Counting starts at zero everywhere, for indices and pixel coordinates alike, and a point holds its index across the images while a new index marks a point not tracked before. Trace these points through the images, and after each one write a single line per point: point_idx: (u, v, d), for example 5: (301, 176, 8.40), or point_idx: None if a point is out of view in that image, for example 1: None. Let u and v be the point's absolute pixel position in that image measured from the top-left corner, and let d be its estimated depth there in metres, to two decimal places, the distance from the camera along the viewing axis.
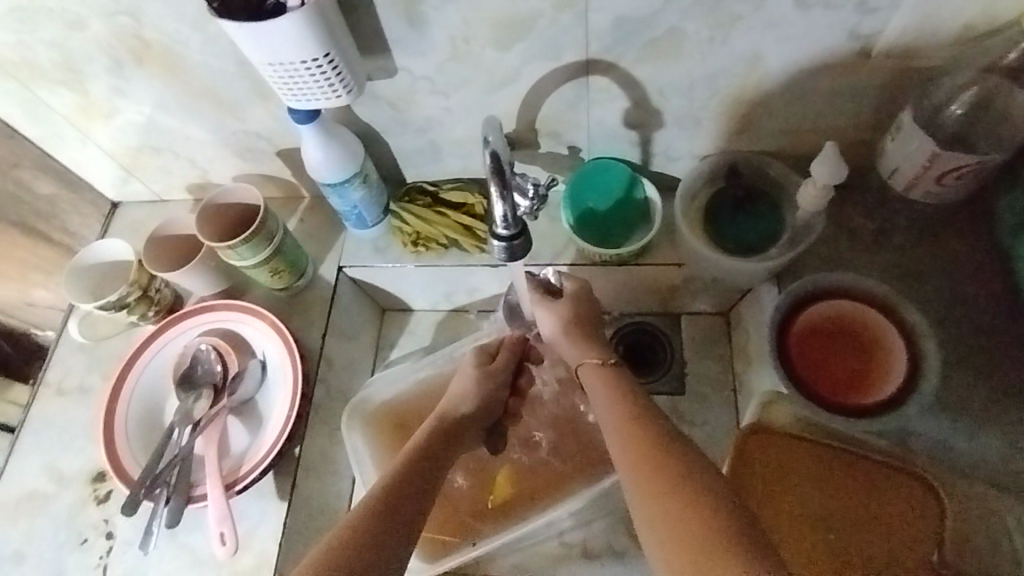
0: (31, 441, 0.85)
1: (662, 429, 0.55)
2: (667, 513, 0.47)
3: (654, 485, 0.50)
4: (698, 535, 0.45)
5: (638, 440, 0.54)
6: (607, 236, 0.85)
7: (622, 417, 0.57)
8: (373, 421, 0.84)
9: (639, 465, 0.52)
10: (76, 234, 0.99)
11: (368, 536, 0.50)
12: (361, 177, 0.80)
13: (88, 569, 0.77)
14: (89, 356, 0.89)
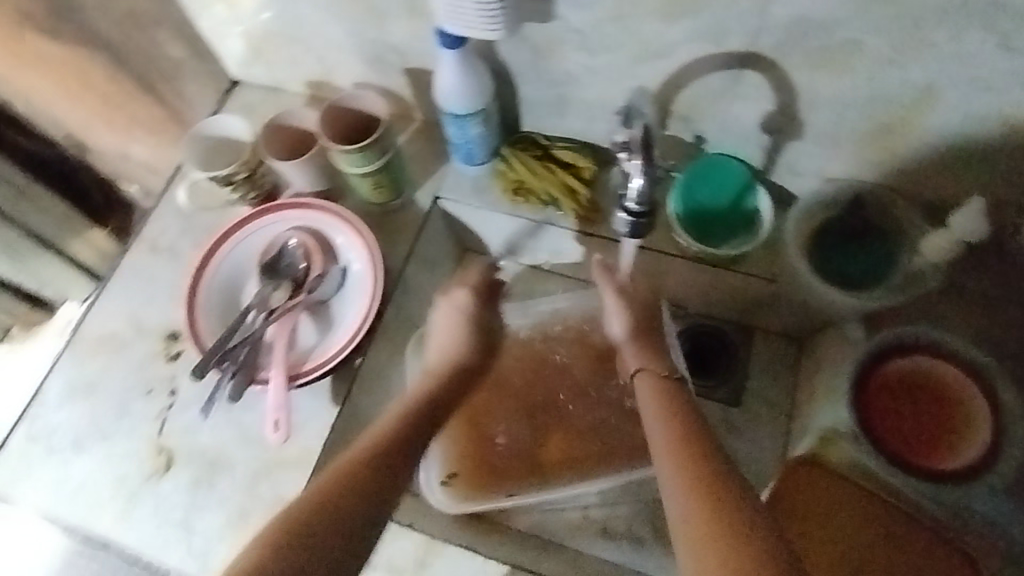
0: (120, 286, 0.89)
1: (698, 436, 0.59)
2: (698, 505, 0.51)
3: (694, 488, 0.53)
4: (724, 526, 0.49)
5: (684, 449, 0.57)
6: (706, 234, 0.83)
7: (672, 424, 0.61)
8: (429, 354, 0.85)
9: (682, 468, 0.55)
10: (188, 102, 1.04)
11: (366, 469, 0.57)
12: (484, 114, 0.81)
13: (148, 418, 0.82)
14: (184, 221, 0.92)
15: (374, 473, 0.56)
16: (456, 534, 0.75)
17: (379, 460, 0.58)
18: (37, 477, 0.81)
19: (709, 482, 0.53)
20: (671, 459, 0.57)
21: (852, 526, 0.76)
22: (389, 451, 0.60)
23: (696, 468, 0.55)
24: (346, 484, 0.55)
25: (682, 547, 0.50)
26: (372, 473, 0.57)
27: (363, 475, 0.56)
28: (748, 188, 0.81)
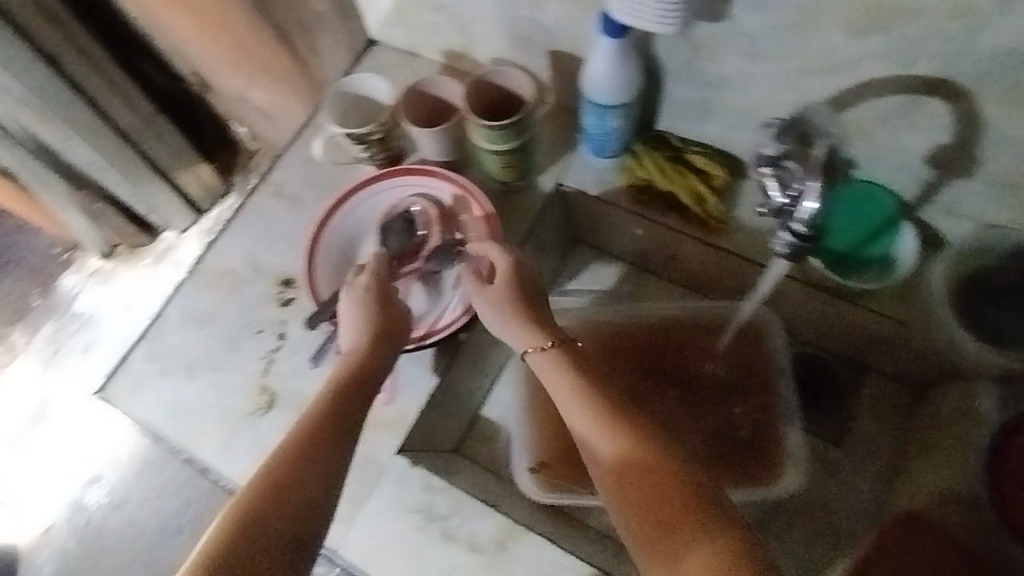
0: (242, 225, 0.93)
1: (674, 470, 0.54)
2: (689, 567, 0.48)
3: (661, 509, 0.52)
4: None
5: (646, 469, 0.54)
6: (842, 264, 0.78)
7: (610, 431, 0.58)
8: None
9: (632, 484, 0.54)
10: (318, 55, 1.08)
11: (283, 482, 0.54)
12: (627, 108, 0.79)
13: (256, 356, 0.85)
14: (310, 172, 0.94)
15: (301, 469, 0.56)
16: (534, 524, 0.74)
17: (307, 457, 0.57)
18: (148, 394, 0.85)
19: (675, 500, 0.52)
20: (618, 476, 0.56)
21: None
22: (317, 444, 0.58)
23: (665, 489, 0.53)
24: (271, 500, 0.53)
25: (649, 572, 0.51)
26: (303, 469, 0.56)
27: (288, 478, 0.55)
28: (893, 223, 0.76)
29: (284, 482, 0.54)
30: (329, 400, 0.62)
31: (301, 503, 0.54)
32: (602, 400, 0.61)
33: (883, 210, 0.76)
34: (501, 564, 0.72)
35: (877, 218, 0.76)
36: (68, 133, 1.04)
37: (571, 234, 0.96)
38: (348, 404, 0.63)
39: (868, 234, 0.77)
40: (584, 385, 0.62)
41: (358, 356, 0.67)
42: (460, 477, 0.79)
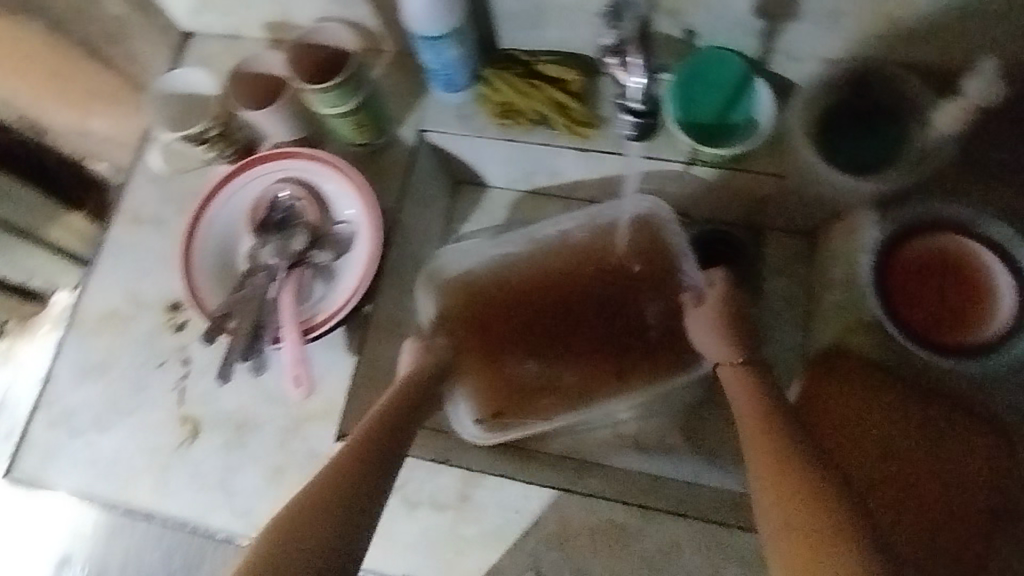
0: (110, 262, 0.87)
1: (784, 426, 0.58)
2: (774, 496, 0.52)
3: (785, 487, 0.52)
4: (802, 515, 0.49)
5: (759, 429, 0.58)
6: (709, 135, 0.79)
7: (754, 426, 0.58)
8: (453, 293, 0.83)
9: (766, 464, 0.54)
10: (136, 59, 0.98)
11: (319, 505, 0.54)
12: (459, 34, 0.77)
13: (166, 390, 0.81)
14: (163, 188, 0.88)
15: (337, 505, 0.55)
16: (490, 463, 0.74)
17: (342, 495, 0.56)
18: (64, 461, 0.80)
19: (790, 480, 0.52)
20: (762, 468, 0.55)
21: (885, 429, 0.71)
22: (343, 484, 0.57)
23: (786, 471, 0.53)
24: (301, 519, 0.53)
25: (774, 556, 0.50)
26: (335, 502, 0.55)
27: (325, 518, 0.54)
28: (744, 83, 0.78)
29: (324, 520, 0.54)
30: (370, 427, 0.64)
31: (342, 544, 0.53)
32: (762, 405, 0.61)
33: (732, 72, 0.77)
34: (469, 514, 0.72)
35: (727, 81, 0.78)
36: None
37: (453, 177, 0.95)
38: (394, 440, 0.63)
39: (726, 98, 0.78)
40: (756, 391, 0.63)
41: (404, 386, 0.69)
42: None
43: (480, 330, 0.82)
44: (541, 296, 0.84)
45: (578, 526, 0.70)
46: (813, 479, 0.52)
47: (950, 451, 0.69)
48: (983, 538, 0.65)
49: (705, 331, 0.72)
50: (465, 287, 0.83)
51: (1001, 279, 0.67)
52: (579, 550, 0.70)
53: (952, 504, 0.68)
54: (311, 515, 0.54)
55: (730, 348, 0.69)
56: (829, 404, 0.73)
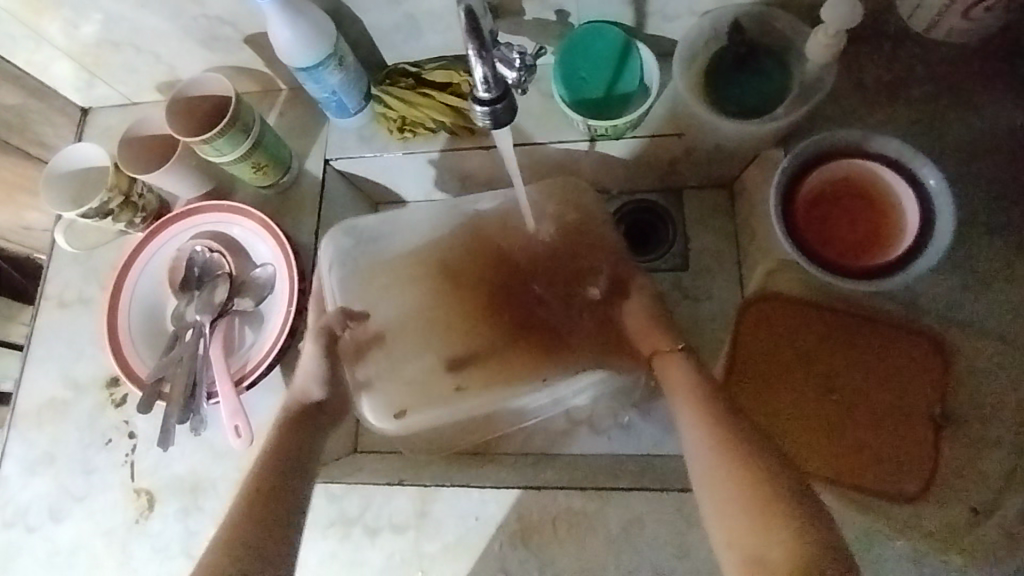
0: (42, 351, 0.86)
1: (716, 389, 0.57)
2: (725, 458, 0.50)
3: (734, 467, 0.50)
4: (747, 468, 0.49)
5: (688, 392, 0.57)
6: (603, 108, 0.78)
7: (696, 406, 0.56)
8: (373, 281, 0.79)
9: (709, 443, 0.52)
10: (52, 147, 0.96)
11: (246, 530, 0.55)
12: (337, 58, 0.76)
13: (117, 466, 0.80)
14: (83, 266, 0.87)
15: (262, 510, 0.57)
16: (446, 476, 0.75)
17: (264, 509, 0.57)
18: (27, 556, 0.80)
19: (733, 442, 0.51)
20: (704, 449, 0.52)
21: (824, 361, 0.70)
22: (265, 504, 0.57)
23: (739, 452, 0.51)
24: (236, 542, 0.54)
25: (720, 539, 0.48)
26: (263, 504, 0.57)
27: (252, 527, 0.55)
28: (627, 50, 0.76)
29: (257, 538, 0.55)
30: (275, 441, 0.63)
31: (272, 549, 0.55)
32: (695, 384, 0.58)
33: (613, 42, 0.75)
34: (428, 529, 0.72)
35: (611, 52, 0.76)
36: None
37: (370, 198, 0.96)
38: (299, 447, 0.63)
39: (613, 69, 0.77)
40: (692, 372, 0.60)
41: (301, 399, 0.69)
42: (364, 471, 0.78)
43: (406, 319, 0.78)
44: (466, 270, 0.79)
45: (539, 519, 0.70)
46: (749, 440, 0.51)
47: (888, 371, 0.69)
48: (930, 446, 0.67)
49: (632, 318, 0.73)
50: (382, 288, 0.79)
51: (902, 191, 0.68)
52: (543, 544, 0.70)
53: (893, 426, 0.68)
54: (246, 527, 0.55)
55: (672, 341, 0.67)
56: (764, 346, 0.72)
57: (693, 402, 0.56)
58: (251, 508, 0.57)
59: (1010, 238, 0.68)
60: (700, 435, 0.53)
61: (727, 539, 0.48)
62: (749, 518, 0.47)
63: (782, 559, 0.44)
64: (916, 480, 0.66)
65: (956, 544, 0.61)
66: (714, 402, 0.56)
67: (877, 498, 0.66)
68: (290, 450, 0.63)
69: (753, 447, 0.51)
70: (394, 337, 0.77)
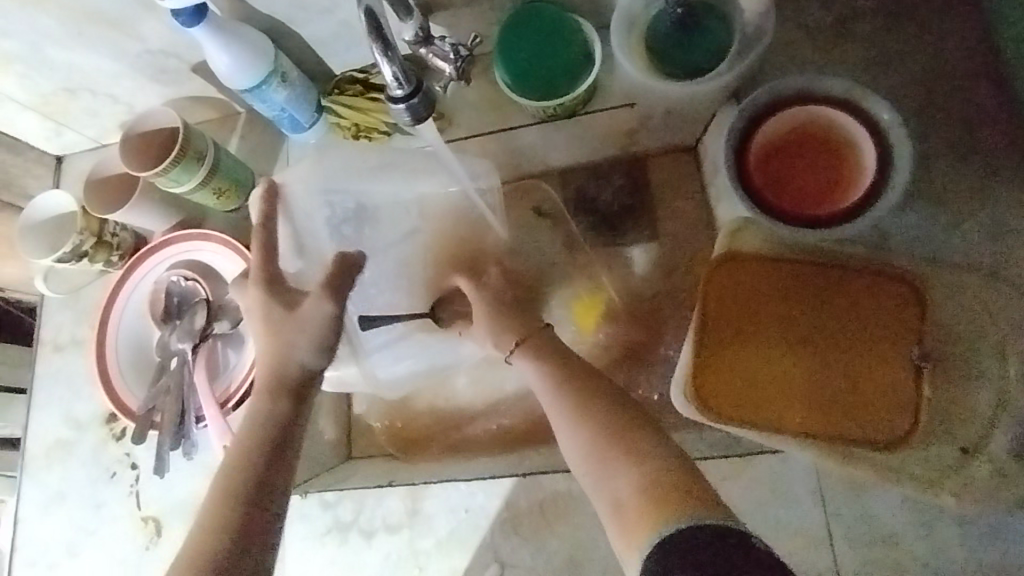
0: (44, 396, 0.89)
1: (580, 374, 0.61)
2: (588, 443, 0.55)
3: (589, 426, 0.56)
4: (606, 445, 0.54)
5: (554, 387, 0.61)
6: (550, 86, 0.75)
7: (555, 385, 0.61)
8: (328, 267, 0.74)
9: (578, 430, 0.56)
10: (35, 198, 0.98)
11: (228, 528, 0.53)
12: (279, 75, 0.75)
13: (123, 497, 0.84)
14: (73, 310, 0.90)
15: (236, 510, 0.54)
16: (435, 473, 0.77)
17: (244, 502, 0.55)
18: None
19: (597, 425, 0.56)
20: (564, 421, 0.58)
21: (793, 315, 0.69)
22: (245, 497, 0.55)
23: (586, 413, 0.57)
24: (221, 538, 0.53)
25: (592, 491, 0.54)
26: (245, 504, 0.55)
27: (234, 523, 0.54)
28: (566, 24, 0.73)
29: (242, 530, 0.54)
30: (252, 431, 0.60)
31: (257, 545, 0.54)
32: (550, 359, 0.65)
33: (550, 18, 0.73)
34: (421, 525, 0.74)
35: (550, 29, 0.73)
36: None
37: None
38: (280, 433, 0.60)
39: (557, 45, 0.74)
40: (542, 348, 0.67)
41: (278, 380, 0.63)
42: (356, 475, 0.79)
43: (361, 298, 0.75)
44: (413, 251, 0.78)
45: (527, 506, 0.72)
46: (613, 418, 0.56)
47: (863, 317, 0.67)
48: (911, 387, 0.66)
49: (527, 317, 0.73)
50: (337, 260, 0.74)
51: (856, 130, 0.66)
52: (532, 530, 0.71)
53: (872, 372, 0.67)
54: (229, 520, 0.54)
55: (507, 336, 0.70)
56: (730, 308, 0.69)
57: (545, 379, 0.63)
58: (234, 499, 0.55)
59: (966, 174, 0.68)
60: (555, 405, 0.60)
61: (596, 492, 0.53)
62: (600, 463, 0.53)
63: (631, 497, 0.49)
64: (903, 424, 0.65)
65: (947, 486, 0.63)
66: (568, 372, 0.62)
67: (863, 448, 0.65)
68: (271, 445, 0.59)
69: (604, 407, 0.57)
70: (353, 302, 0.74)
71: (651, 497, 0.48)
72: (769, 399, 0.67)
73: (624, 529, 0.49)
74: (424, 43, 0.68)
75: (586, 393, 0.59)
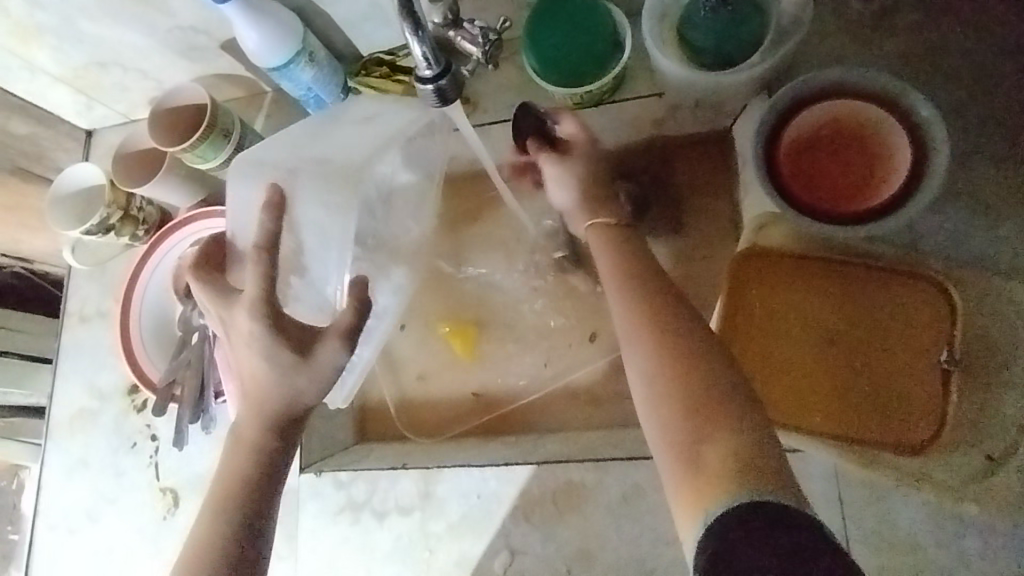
0: (69, 365, 0.91)
1: (669, 304, 0.58)
2: (671, 391, 0.53)
3: (666, 372, 0.54)
4: (688, 399, 0.52)
5: (638, 313, 0.58)
6: (578, 73, 0.75)
7: (641, 324, 0.57)
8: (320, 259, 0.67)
9: (662, 371, 0.54)
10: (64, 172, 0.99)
11: (221, 540, 0.60)
12: (307, 54, 0.75)
13: (143, 467, 0.85)
14: (98, 281, 0.92)
15: (229, 514, 0.61)
16: (447, 458, 0.77)
17: (228, 514, 0.61)
18: (69, 558, 0.85)
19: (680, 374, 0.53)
20: (645, 371, 0.55)
21: (821, 313, 0.67)
22: (229, 515, 0.61)
23: (673, 357, 0.54)
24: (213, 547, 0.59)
25: (661, 447, 0.53)
26: (234, 517, 0.61)
27: (232, 531, 0.60)
28: (596, 11, 0.72)
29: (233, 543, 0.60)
30: (238, 457, 0.63)
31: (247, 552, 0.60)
32: (632, 289, 0.59)
33: (579, 5, 0.72)
34: (433, 508, 0.75)
35: (578, 15, 0.72)
36: None
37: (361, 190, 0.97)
38: (268, 450, 0.63)
39: (586, 31, 0.72)
40: (625, 270, 0.61)
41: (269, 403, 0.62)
42: (370, 456, 0.80)
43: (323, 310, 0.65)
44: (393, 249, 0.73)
45: (540, 493, 0.72)
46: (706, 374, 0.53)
47: (892, 316, 0.66)
48: (939, 391, 0.64)
49: (603, 255, 0.64)
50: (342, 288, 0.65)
51: (891, 125, 0.65)
52: (544, 517, 0.72)
53: (900, 375, 0.65)
54: (218, 533, 0.60)
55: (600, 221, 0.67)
56: (758, 302, 0.68)
57: (632, 313, 0.58)
58: (223, 510, 0.61)
59: (1004, 176, 0.67)
60: (635, 333, 0.57)
61: (666, 445, 0.52)
62: (682, 415, 0.52)
63: (716, 460, 0.49)
64: (929, 429, 0.64)
65: (970, 493, 0.62)
66: (655, 310, 0.57)
67: (885, 453, 0.64)
68: (261, 460, 0.63)
69: (694, 355, 0.54)
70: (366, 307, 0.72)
71: (739, 476, 0.47)
72: (790, 398, 0.66)
73: (694, 495, 0.49)
74: (453, 26, 0.68)
75: (674, 333, 0.56)
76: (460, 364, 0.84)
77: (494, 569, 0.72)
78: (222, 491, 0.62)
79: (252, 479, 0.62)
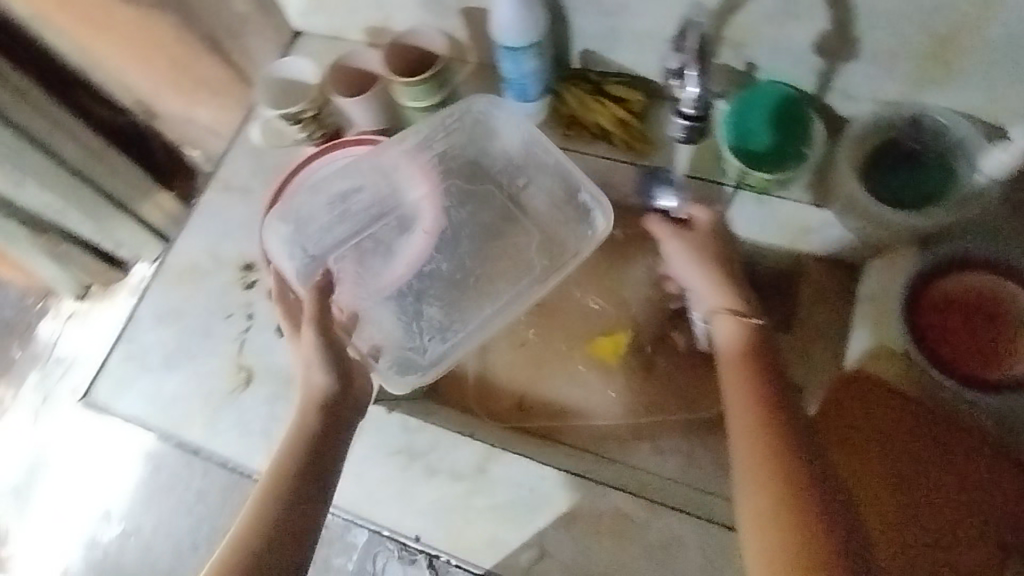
0: (199, 222, 0.96)
1: (800, 447, 0.58)
2: (782, 540, 0.53)
3: (782, 522, 0.54)
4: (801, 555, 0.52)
5: (763, 445, 0.58)
6: (761, 159, 0.80)
7: (765, 474, 0.56)
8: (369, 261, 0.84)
9: (773, 516, 0.54)
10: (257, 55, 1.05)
11: (268, 536, 0.59)
12: (539, 48, 0.80)
13: (229, 339, 0.90)
14: (257, 161, 0.97)
15: (285, 505, 0.61)
16: (510, 444, 0.81)
17: (279, 506, 0.61)
18: (134, 391, 0.90)
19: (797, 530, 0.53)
20: (758, 522, 0.55)
21: (902, 449, 0.75)
22: (282, 505, 0.61)
23: (791, 510, 0.54)
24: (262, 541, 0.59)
25: None
26: (283, 501, 0.61)
27: (275, 527, 0.60)
28: (801, 115, 0.79)
29: (284, 530, 0.60)
30: (294, 453, 0.65)
31: (289, 549, 0.59)
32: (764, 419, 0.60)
33: (789, 102, 0.79)
34: (483, 486, 0.78)
35: (785, 111, 0.79)
36: (16, 179, 0.95)
37: None
38: (317, 448, 0.66)
39: (786, 128, 0.79)
40: (759, 400, 0.61)
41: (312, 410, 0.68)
42: (441, 414, 0.84)
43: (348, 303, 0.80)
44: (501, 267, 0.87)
45: (587, 512, 0.75)
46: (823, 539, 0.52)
47: (963, 475, 0.73)
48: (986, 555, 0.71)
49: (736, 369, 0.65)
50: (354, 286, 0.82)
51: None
52: (584, 533, 0.75)
53: (956, 530, 0.72)
54: (262, 526, 0.59)
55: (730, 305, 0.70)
56: (847, 419, 0.77)
57: (755, 446, 0.58)
58: (279, 492, 0.62)
59: None
60: (758, 471, 0.57)
61: None
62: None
63: None
64: None
65: None
66: (782, 449, 0.57)
67: None
68: (307, 451, 0.65)
69: (812, 514, 0.54)
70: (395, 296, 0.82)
71: None
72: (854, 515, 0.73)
73: None
74: None
75: (796, 482, 0.56)
76: (549, 368, 0.88)
77: (521, 561, 0.75)
78: (272, 483, 0.63)
79: (303, 472, 0.64)
